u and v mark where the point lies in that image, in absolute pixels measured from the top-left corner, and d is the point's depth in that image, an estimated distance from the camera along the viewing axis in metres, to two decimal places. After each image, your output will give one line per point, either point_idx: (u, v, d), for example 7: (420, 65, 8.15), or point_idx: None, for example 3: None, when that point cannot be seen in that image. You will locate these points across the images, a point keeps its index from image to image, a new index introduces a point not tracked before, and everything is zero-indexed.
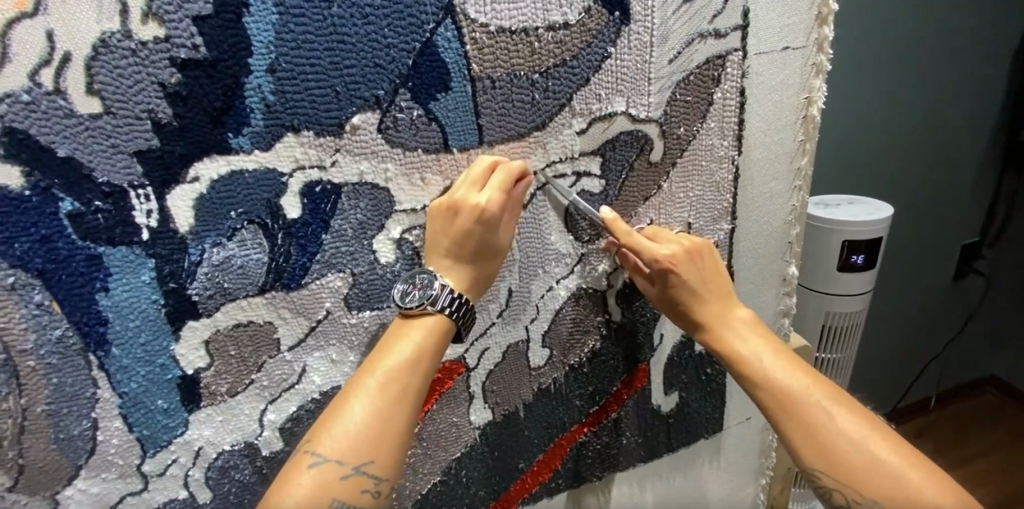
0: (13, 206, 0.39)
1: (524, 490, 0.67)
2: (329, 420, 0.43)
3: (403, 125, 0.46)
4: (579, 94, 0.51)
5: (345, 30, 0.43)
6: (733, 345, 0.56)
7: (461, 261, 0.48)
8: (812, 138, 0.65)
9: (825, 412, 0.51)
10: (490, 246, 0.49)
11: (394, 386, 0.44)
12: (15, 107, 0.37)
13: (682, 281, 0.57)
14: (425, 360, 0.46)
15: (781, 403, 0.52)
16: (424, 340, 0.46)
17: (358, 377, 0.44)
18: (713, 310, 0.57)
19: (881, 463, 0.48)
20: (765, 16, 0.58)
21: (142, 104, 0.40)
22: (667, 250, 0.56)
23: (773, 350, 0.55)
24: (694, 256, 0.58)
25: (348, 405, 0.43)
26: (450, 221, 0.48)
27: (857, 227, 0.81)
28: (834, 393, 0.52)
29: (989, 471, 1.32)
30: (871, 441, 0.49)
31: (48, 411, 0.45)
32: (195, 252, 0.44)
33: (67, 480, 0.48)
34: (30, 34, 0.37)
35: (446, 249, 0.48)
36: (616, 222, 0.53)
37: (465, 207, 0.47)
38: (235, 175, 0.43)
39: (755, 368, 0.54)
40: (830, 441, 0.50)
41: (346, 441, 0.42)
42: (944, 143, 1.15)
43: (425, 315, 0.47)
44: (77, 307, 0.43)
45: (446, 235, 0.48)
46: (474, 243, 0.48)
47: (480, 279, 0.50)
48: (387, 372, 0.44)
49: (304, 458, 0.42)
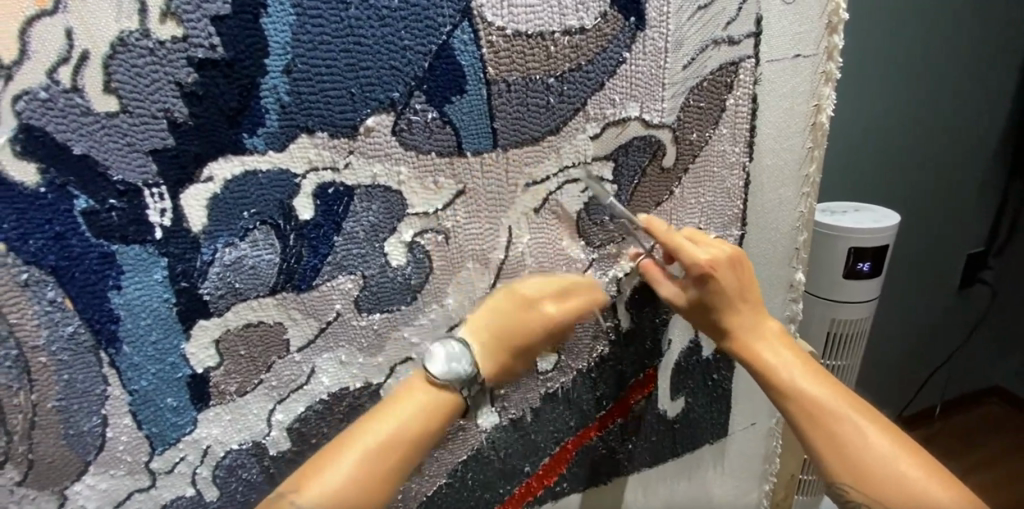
0: (29, 203, 0.39)
1: (529, 494, 0.67)
2: (317, 467, 0.44)
3: (417, 128, 0.46)
4: (593, 98, 0.51)
5: (362, 32, 0.43)
6: (762, 354, 0.56)
7: (503, 347, 0.51)
8: (821, 145, 0.65)
9: (853, 425, 0.50)
10: (530, 350, 0.53)
11: (391, 449, 0.45)
12: (32, 104, 0.38)
13: (719, 285, 0.55)
14: (426, 427, 0.47)
15: (808, 413, 0.52)
16: (428, 407, 0.47)
17: (359, 431, 0.45)
18: (745, 318, 0.57)
19: (912, 481, 0.47)
20: (779, 23, 0.57)
21: (159, 103, 0.40)
22: (706, 254, 0.54)
23: (802, 362, 0.55)
24: (736, 263, 0.56)
25: (340, 457, 0.44)
26: (513, 310, 0.52)
27: (866, 235, 0.80)
28: (863, 408, 0.52)
29: (994, 481, 1.32)
30: (901, 458, 0.49)
31: (59, 408, 0.45)
32: (208, 252, 0.44)
33: (75, 476, 0.48)
34: (50, 33, 0.37)
35: (494, 328, 0.51)
36: (653, 223, 0.53)
37: (534, 308, 0.53)
38: (248, 175, 0.43)
39: (783, 377, 0.54)
40: (858, 454, 0.49)
41: (331, 494, 0.43)
42: (953, 150, 1.14)
43: (445, 389, 0.48)
44: (90, 304, 0.43)
45: (502, 319, 0.52)
46: (533, 344, 0.53)
47: (504, 372, 0.52)
48: (387, 431, 0.46)
49: (284, 504, 0.43)
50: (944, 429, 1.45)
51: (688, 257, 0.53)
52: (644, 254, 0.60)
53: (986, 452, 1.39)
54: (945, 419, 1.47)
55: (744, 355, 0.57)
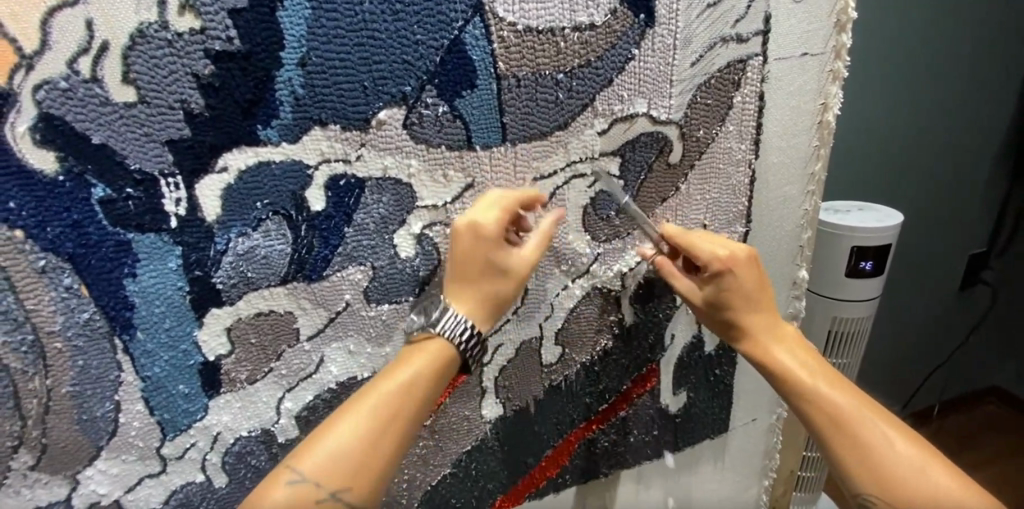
0: (48, 191, 0.40)
1: (531, 484, 0.68)
2: (315, 437, 0.43)
3: (427, 122, 0.47)
4: (601, 94, 0.52)
5: (376, 27, 0.43)
6: (780, 357, 0.55)
7: (468, 286, 0.47)
8: (827, 144, 0.65)
9: (877, 430, 0.50)
10: (497, 265, 0.48)
11: (385, 414, 0.43)
12: (53, 94, 0.38)
13: (737, 283, 0.55)
14: (419, 391, 0.45)
15: (834, 419, 0.51)
16: (423, 369, 0.46)
17: (351, 399, 0.44)
18: (763, 319, 0.57)
19: (935, 486, 0.48)
20: (786, 22, 0.58)
21: (176, 94, 0.41)
22: (724, 251, 0.55)
23: (822, 366, 0.55)
24: (753, 261, 0.57)
25: (335, 426, 0.43)
26: (454, 247, 0.48)
27: (870, 234, 0.81)
28: (884, 413, 0.52)
29: (991, 481, 1.32)
30: (923, 463, 0.49)
31: (73, 393, 0.46)
32: (221, 241, 0.45)
33: (87, 461, 0.49)
34: (70, 23, 0.37)
35: (451, 277, 0.48)
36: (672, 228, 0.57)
37: (464, 231, 0.47)
38: (262, 166, 0.44)
39: (806, 381, 0.53)
40: (883, 461, 0.49)
41: (326, 463, 0.42)
42: (957, 151, 1.14)
43: (428, 340, 0.47)
44: (105, 291, 0.44)
45: (451, 261, 0.48)
46: (481, 265, 0.47)
47: (492, 303, 0.48)
48: (381, 397, 0.44)
49: (283, 473, 0.42)
50: (943, 428, 1.46)
51: (704, 253, 0.55)
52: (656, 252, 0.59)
53: (983, 452, 1.39)
54: (943, 418, 1.48)
55: (761, 358, 0.56)
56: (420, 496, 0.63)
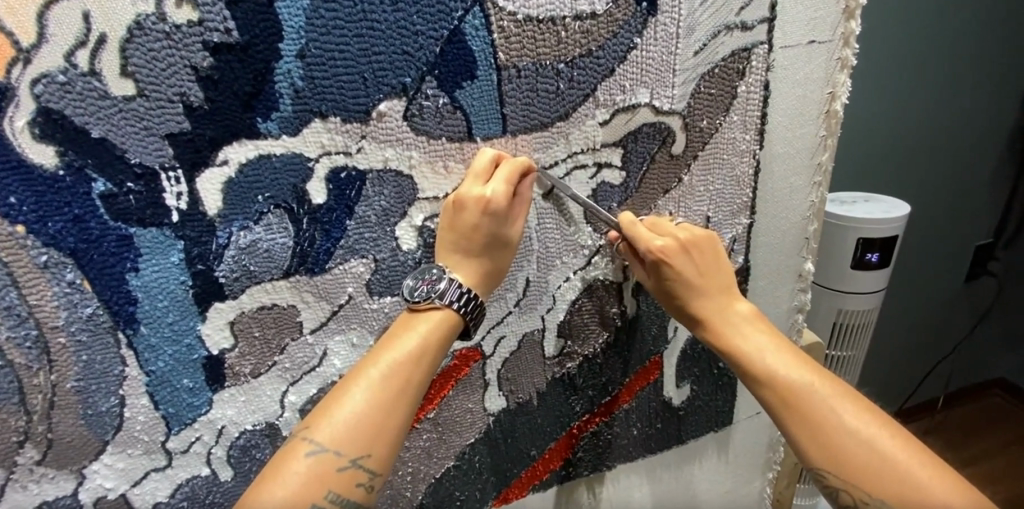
0: (48, 186, 0.40)
1: (535, 477, 0.68)
2: (327, 407, 0.43)
3: (428, 113, 0.47)
4: (602, 85, 0.51)
5: (375, 17, 0.43)
6: (732, 340, 0.54)
7: (471, 257, 0.48)
8: (834, 134, 0.64)
9: (832, 409, 0.48)
10: (502, 238, 0.49)
11: (396, 379, 0.43)
12: (50, 88, 0.38)
13: (676, 273, 0.54)
14: (429, 354, 0.45)
15: (789, 402, 0.50)
16: (431, 333, 0.46)
17: (361, 367, 0.44)
18: (712, 306, 0.55)
19: (892, 462, 0.46)
20: (793, 9, 0.57)
21: (175, 87, 0.40)
22: (660, 242, 0.53)
23: (774, 344, 0.53)
24: (691, 248, 0.55)
25: (347, 394, 0.43)
26: (456, 217, 0.48)
27: (876, 226, 0.80)
28: (844, 393, 0.49)
29: (994, 473, 1.33)
30: (881, 440, 0.47)
31: (77, 388, 0.46)
32: (223, 235, 0.45)
33: (94, 455, 0.49)
34: (66, 15, 0.37)
35: (453, 246, 0.48)
36: (631, 224, 0.54)
37: (473, 201, 0.47)
38: (263, 159, 0.44)
39: (760, 366, 0.52)
40: (836, 439, 0.48)
41: (343, 431, 0.41)
42: (962, 142, 1.13)
43: (432, 308, 0.46)
44: (108, 286, 0.44)
45: (453, 230, 0.48)
46: (484, 235, 0.48)
47: (494, 274, 0.50)
48: (391, 363, 0.44)
49: (299, 445, 0.42)
50: (948, 419, 1.46)
51: (641, 245, 0.53)
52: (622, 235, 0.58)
53: (989, 443, 1.40)
54: (948, 409, 1.48)
55: (716, 343, 0.55)
56: (424, 489, 0.63)
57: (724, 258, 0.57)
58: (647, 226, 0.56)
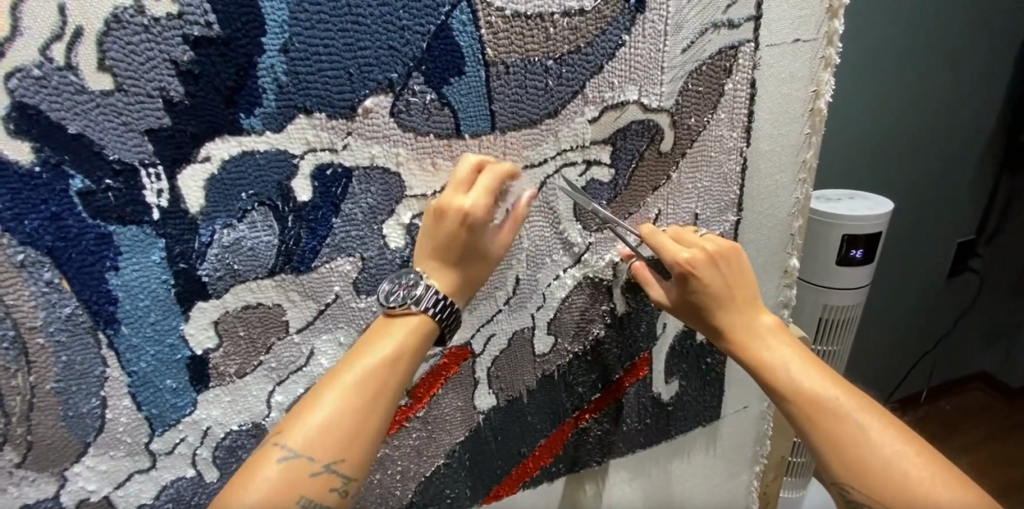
0: (23, 183, 0.39)
1: (525, 474, 0.68)
2: (300, 412, 0.42)
3: (415, 109, 0.46)
4: (591, 82, 0.51)
5: (361, 12, 0.42)
6: (756, 351, 0.54)
7: (448, 265, 0.47)
8: (819, 131, 0.65)
9: (856, 424, 0.49)
10: (478, 249, 0.48)
11: (371, 385, 0.43)
12: (26, 82, 0.37)
13: (702, 284, 0.54)
14: (404, 360, 0.45)
15: (810, 414, 0.50)
16: (406, 338, 0.45)
17: (335, 372, 0.43)
18: (738, 317, 0.55)
19: (916, 479, 0.46)
20: (779, 7, 0.57)
21: (154, 82, 0.40)
22: (687, 254, 0.54)
23: (800, 356, 0.53)
24: (719, 260, 0.55)
25: (321, 400, 0.42)
26: (437, 224, 0.47)
27: (861, 223, 0.81)
28: (868, 407, 0.50)
29: (975, 465, 1.36)
30: (906, 456, 0.47)
31: (57, 389, 0.45)
32: (206, 233, 0.44)
33: (75, 457, 0.48)
34: (41, 8, 0.36)
35: (432, 254, 0.47)
36: (652, 234, 0.55)
37: (453, 210, 0.47)
38: (246, 155, 0.43)
39: (784, 378, 0.52)
40: (858, 453, 0.48)
41: (316, 436, 0.41)
42: (946, 140, 1.15)
43: (408, 314, 0.46)
44: (87, 285, 0.43)
45: (432, 237, 0.47)
46: (463, 245, 0.47)
47: (469, 284, 0.49)
48: (366, 369, 0.43)
49: (271, 451, 0.41)
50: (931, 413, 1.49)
51: (669, 256, 0.54)
52: (635, 256, 0.61)
53: (971, 436, 1.43)
54: (932, 403, 1.51)
55: (739, 354, 0.55)
56: (414, 488, 0.63)
57: (751, 271, 0.57)
58: (672, 237, 0.57)
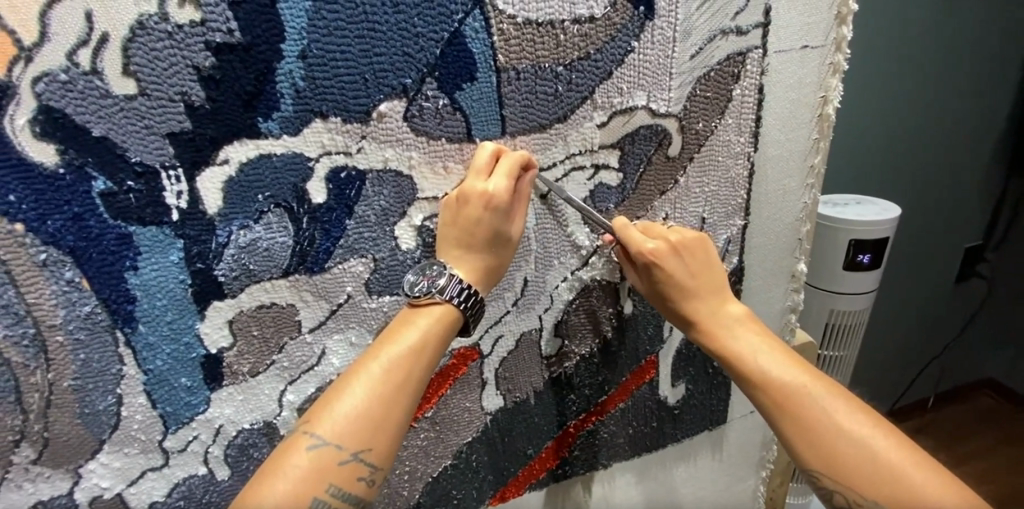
0: (48, 184, 0.40)
1: (532, 476, 0.69)
2: (329, 401, 0.43)
3: (428, 114, 0.47)
4: (601, 87, 0.52)
5: (377, 19, 0.43)
6: (724, 341, 0.54)
7: (472, 252, 0.48)
8: (826, 137, 0.66)
9: (822, 409, 0.49)
10: (500, 235, 0.49)
11: (398, 374, 0.44)
12: (52, 86, 0.38)
13: (667, 273, 0.55)
14: (430, 348, 0.46)
15: (779, 402, 0.50)
16: (431, 328, 0.46)
17: (362, 361, 0.44)
18: (704, 307, 0.56)
19: (883, 462, 0.46)
20: (786, 15, 0.58)
21: (176, 86, 0.41)
22: (652, 244, 0.54)
23: (766, 344, 0.54)
24: (683, 249, 0.56)
25: (349, 389, 0.43)
26: (459, 211, 0.48)
27: (867, 228, 0.81)
28: (835, 391, 0.50)
29: (982, 472, 1.35)
30: (873, 440, 0.47)
31: (75, 386, 0.46)
32: (223, 234, 0.45)
33: (90, 454, 0.49)
34: (69, 15, 0.37)
35: (455, 242, 0.48)
36: (624, 228, 0.55)
37: (475, 196, 0.48)
38: (263, 158, 0.44)
39: (752, 367, 0.52)
40: (826, 439, 0.48)
41: (346, 424, 0.42)
42: (952, 146, 1.15)
43: (431, 303, 0.47)
44: (106, 284, 0.44)
45: (455, 224, 0.48)
46: (484, 230, 0.48)
47: (493, 271, 0.50)
48: (393, 359, 0.44)
49: (300, 439, 0.42)
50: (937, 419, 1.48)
51: (635, 247, 0.54)
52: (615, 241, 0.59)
53: (979, 443, 1.42)
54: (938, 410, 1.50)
55: (708, 345, 0.56)
56: (422, 488, 0.63)
57: (719, 260, 0.57)
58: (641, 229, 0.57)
